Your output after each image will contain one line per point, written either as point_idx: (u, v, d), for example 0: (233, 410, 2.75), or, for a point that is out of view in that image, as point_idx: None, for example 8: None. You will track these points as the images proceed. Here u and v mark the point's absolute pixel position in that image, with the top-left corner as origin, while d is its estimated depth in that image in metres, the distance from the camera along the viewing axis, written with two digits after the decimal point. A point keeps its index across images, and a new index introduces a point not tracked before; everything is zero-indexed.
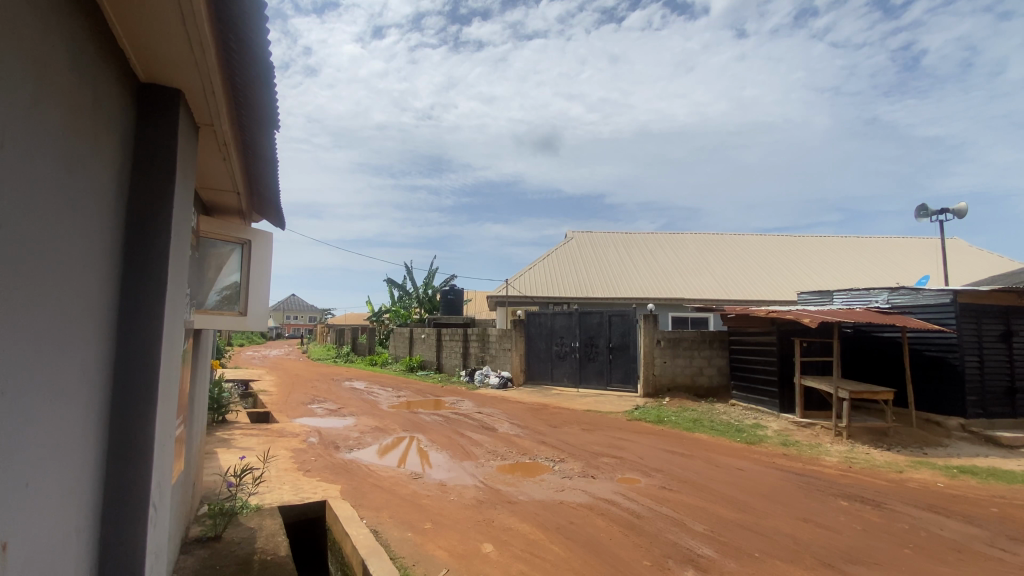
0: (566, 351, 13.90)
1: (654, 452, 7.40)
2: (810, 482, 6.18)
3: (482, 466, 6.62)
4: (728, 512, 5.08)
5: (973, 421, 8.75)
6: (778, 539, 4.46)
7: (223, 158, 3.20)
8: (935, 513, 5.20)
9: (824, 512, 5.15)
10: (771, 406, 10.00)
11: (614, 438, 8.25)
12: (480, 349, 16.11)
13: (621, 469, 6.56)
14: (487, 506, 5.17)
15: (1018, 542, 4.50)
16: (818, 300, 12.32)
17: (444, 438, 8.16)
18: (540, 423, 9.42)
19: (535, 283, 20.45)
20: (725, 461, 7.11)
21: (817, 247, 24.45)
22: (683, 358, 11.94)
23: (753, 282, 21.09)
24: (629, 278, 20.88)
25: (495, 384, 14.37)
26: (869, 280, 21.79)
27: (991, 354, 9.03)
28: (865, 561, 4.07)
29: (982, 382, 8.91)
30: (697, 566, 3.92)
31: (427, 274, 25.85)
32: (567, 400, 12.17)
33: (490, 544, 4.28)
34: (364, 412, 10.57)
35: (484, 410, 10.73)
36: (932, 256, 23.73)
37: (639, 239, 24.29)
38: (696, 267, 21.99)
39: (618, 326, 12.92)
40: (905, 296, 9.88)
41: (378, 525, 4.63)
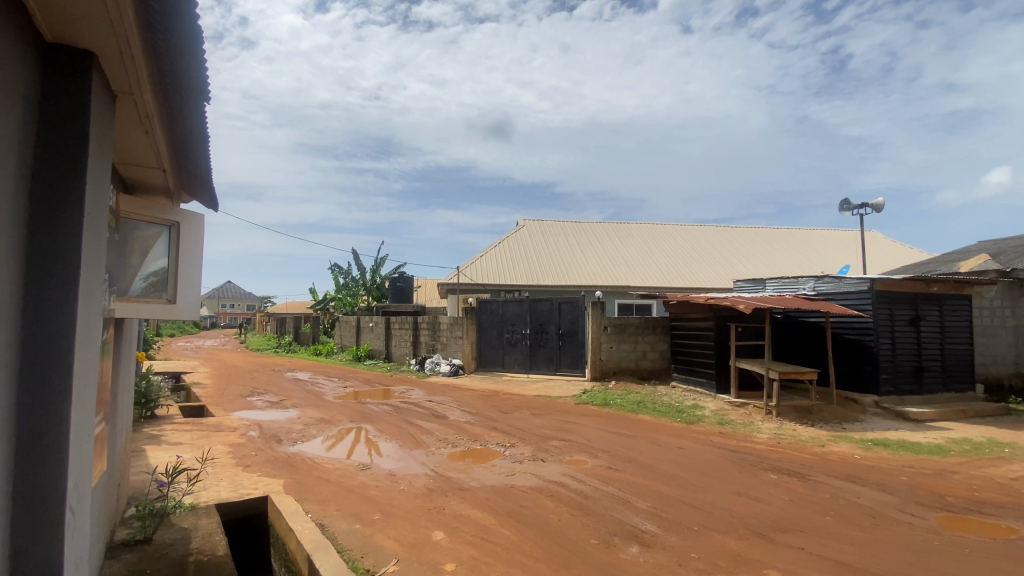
0: (517, 338, 14.00)
1: (601, 434, 7.64)
2: (744, 458, 6.58)
3: (432, 454, 6.60)
4: (669, 489, 5.34)
5: (885, 398, 9.62)
6: (715, 512, 4.74)
7: (146, 132, 2.95)
8: (852, 482, 5.69)
9: (757, 485, 5.51)
10: (709, 388, 10.55)
11: (563, 422, 8.43)
12: (431, 337, 15.93)
13: (569, 451, 6.73)
14: (437, 494, 5.16)
15: (923, 507, 5.01)
16: (753, 288, 13.06)
17: (393, 428, 8.04)
18: (490, 410, 9.48)
19: (486, 270, 20.43)
20: (667, 440, 7.44)
21: (752, 237, 25.84)
22: (628, 343, 12.33)
23: (694, 271, 22.06)
24: (579, 266, 21.27)
25: (445, 372, 14.29)
26: (799, 269, 23.33)
27: (902, 337, 9.92)
28: (792, 529, 4.40)
29: (894, 362, 9.79)
30: (641, 542, 4.10)
31: (374, 261, 25.23)
32: (517, 386, 12.31)
33: (441, 531, 4.28)
34: (309, 404, 10.24)
35: (435, 399, 10.66)
36: (853, 247, 25.73)
37: (588, 228, 24.75)
38: (642, 256, 22.71)
39: (567, 313, 13.17)
40: (829, 284, 10.65)
41: (324, 518, 4.51)
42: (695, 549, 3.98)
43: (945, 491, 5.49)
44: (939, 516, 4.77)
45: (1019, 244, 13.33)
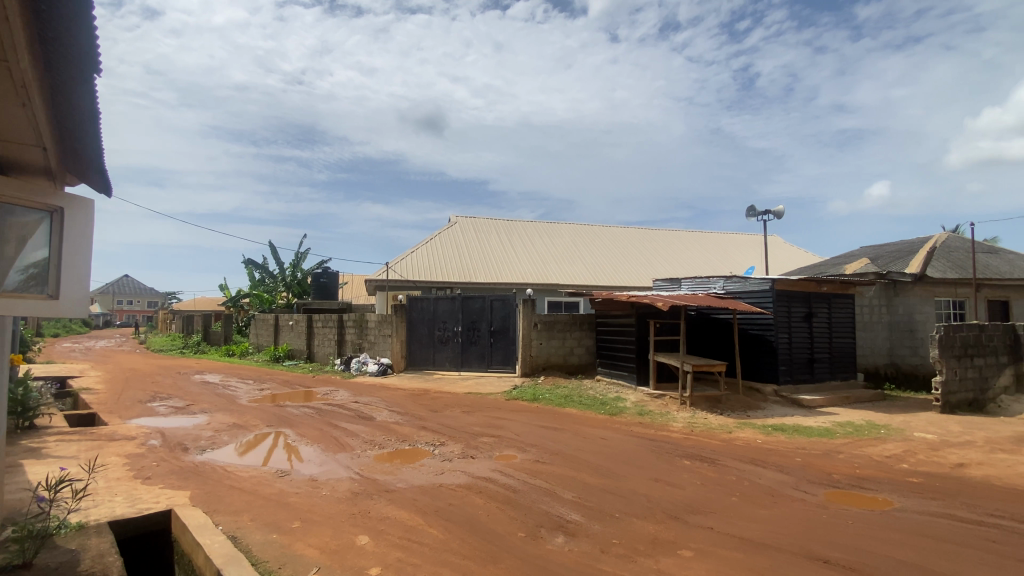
0: (448, 335, 13.85)
1: (530, 429, 7.77)
2: (662, 446, 7.00)
3: (357, 457, 6.37)
4: (593, 479, 5.54)
5: (783, 387, 10.63)
6: (634, 498, 4.99)
7: (20, 105, 2.58)
8: (755, 465, 6.23)
9: (672, 471, 5.88)
10: (630, 380, 11.08)
11: (493, 418, 8.47)
12: (357, 335, 15.36)
13: (498, 447, 6.78)
14: (362, 497, 4.99)
15: (814, 484, 5.59)
16: (671, 287, 13.87)
17: (315, 431, 7.67)
18: (419, 409, 9.32)
19: (416, 267, 20.09)
20: (592, 432, 7.73)
21: (671, 239, 27.47)
22: (557, 338, 12.65)
23: (619, 270, 23.05)
24: (510, 264, 21.46)
25: (372, 372, 13.85)
26: (711, 270, 25.13)
27: (798, 332, 11.00)
28: (703, 510, 4.72)
29: (791, 354, 10.84)
30: (566, 531, 4.22)
31: (296, 256, 23.94)
32: (447, 384, 12.20)
33: (365, 535, 4.15)
34: (221, 408, 9.49)
35: (361, 399, 10.31)
36: (757, 250, 28.14)
37: (519, 226, 25.07)
38: (571, 255, 23.36)
39: (499, 310, 13.26)
40: (736, 283, 11.54)
41: (236, 530, 4.21)
42: (615, 536, 4.16)
43: (832, 469, 6.17)
44: (827, 492, 5.35)
45: (892, 250, 15.25)
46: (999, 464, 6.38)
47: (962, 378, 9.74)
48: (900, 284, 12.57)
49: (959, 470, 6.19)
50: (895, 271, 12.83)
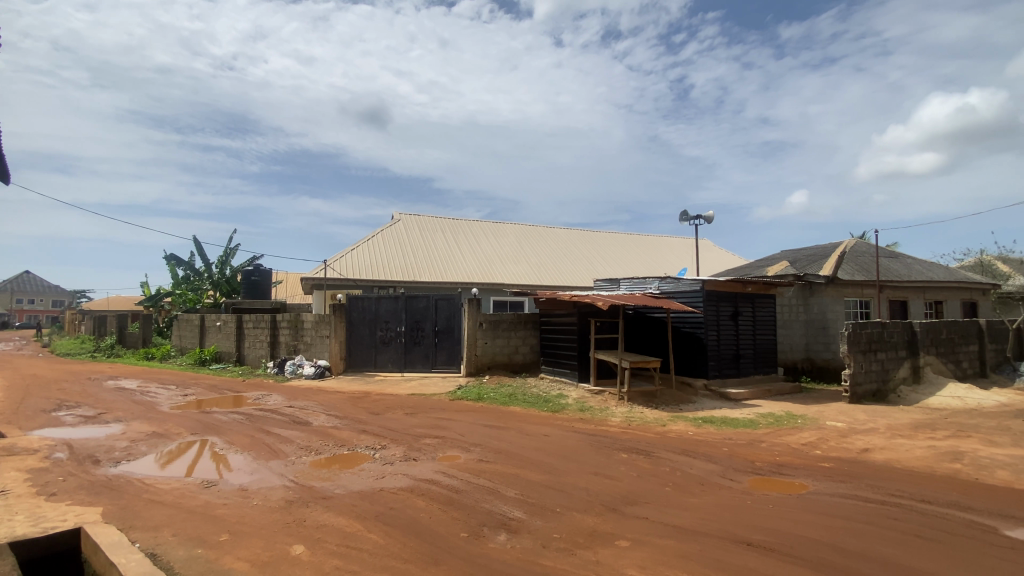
0: (390, 336, 13.54)
1: (474, 428, 7.76)
2: (602, 441, 7.21)
3: (292, 464, 6.09)
4: (535, 475, 5.62)
5: (713, 381, 11.28)
6: (574, 493, 5.12)
7: None
8: (687, 456, 6.57)
9: (611, 465, 6.08)
10: (572, 378, 11.33)
11: (436, 419, 8.39)
12: (292, 337, 14.64)
13: (441, 447, 6.73)
14: (298, 505, 4.78)
15: (739, 472, 5.98)
16: (612, 288, 14.32)
17: (246, 439, 7.24)
18: (359, 412, 9.04)
19: (357, 265, 19.49)
20: (535, 429, 7.84)
21: (611, 241, 28.38)
22: (502, 338, 12.71)
23: (562, 270, 23.50)
24: (454, 263, 21.30)
25: (309, 375, 13.27)
26: (649, 272, 26.21)
27: (726, 330, 11.71)
28: (639, 501, 4.92)
29: (720, 350, 11.53)
30: (508, 529, 4.26)
31: (224, 252, 22.57)
32: (389, 386, 11.92)
33: (300, 545, 3.97)
34: (138, 416, 8.75)
35: (296, 404, 9.87)
36: (690, 253, 29.66)
37: (464, 225, 24.95)
38: (515, 255, 23.52)
39: (444, 310, 13.14)
40: (671, 284, 12.11)
41: (156, 547, 3.90)
42: (556, 531, 4.24)
43: (755, 458, 6.61)
44: (751, 479, 5.74)
45: (808, 254, 16.58)
46: (897, 449, 7.11)
47: (867, 370, 10.75)
48: (816, 285, 13.68)
49: (864, 455, 6.83)
50: (811, 274, 13.96)
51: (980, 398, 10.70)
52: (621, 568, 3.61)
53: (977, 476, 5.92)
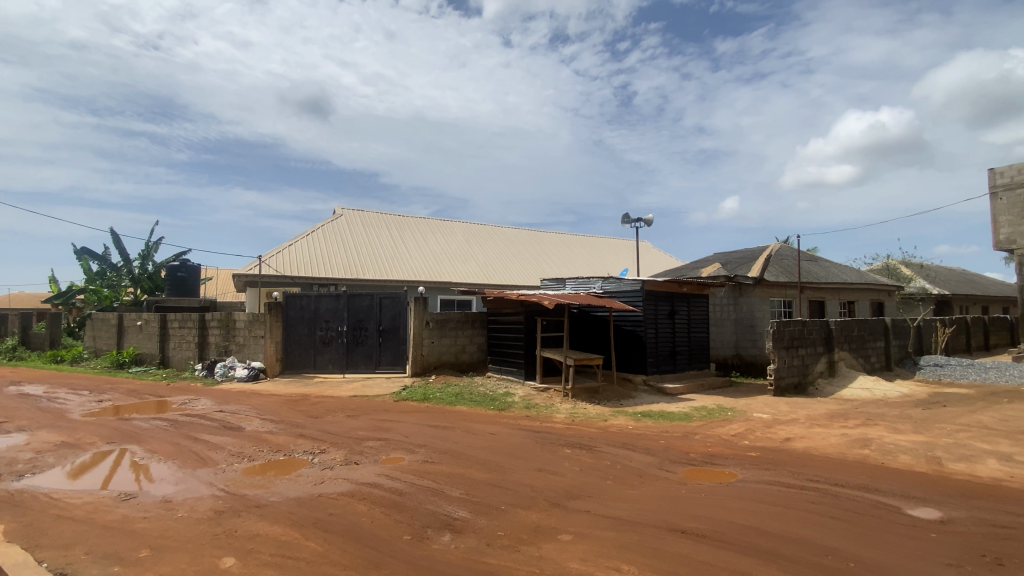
0: (331, 335, 13.07)
1: (418, 429, 7.65)
2: (546, 437, 7.32)
3: (222, 472, 5.75)
4: (480, 474, 5.63)
5: (652, 377, 11.76)
6: (519, 490, 5.17)
7: None
8: (627, 449, 6.81)
9: (555, 461, 6.19)
10: (518, 376, 11.43)
11: (380, 421, 8.19)
12: (223, 338, 13.79)
13: (385, 449, 6.59)
14: (228, 515, 4.52)
15: (674, 463, 6.28)
16: (557, 286, 14.57)
17: (171, 447, 6.75)
18: (297, 416, 8.67)
19: (296, 261, 18.69)
20: (480, 428, 7.85)
21: (557, 241, 28.87)
22: (448, 337, 12.60)
23: (508, 268, 23.66)
24: (400, 260, 20.88)
25: (242, 378, 12.54)
26: (592, 272, 26.92)
27: (664, 328, 12.25)
28: (582, 495, 5.05)
29: (658, 347, 12.04)
30: (453, 529, 4.24)
31: (147, 246, 20.98)
32: (330, 388, 11.52)
33: (231, 557, 3.77)
34: (45, 424, 7.95)
35: (228, 408, 9.32)
36: (632, 254, 30.75)
37: (410, 222, 24.52)
38: (462, 253, 23.40)
39: (388, 309, 12.86)
40: (613, 284, 12.50)
41: (65, 568, 3.56)
42: (501, 528, 4.27)
43: (690, 449, 6.95)
44: (686, 469, 6.03)
45: (738, 257, 17.66)
46: (814, 437, 7.73)
47: (789, 365, 11.59)
48: (745, 286, 14.60)
49: (786, 444, 7.37)
50: (741, 275, 14.87)
51: (885, 389, 11.82)
52: (563, 562, 3.69)
53: (881, 460, 6.54)
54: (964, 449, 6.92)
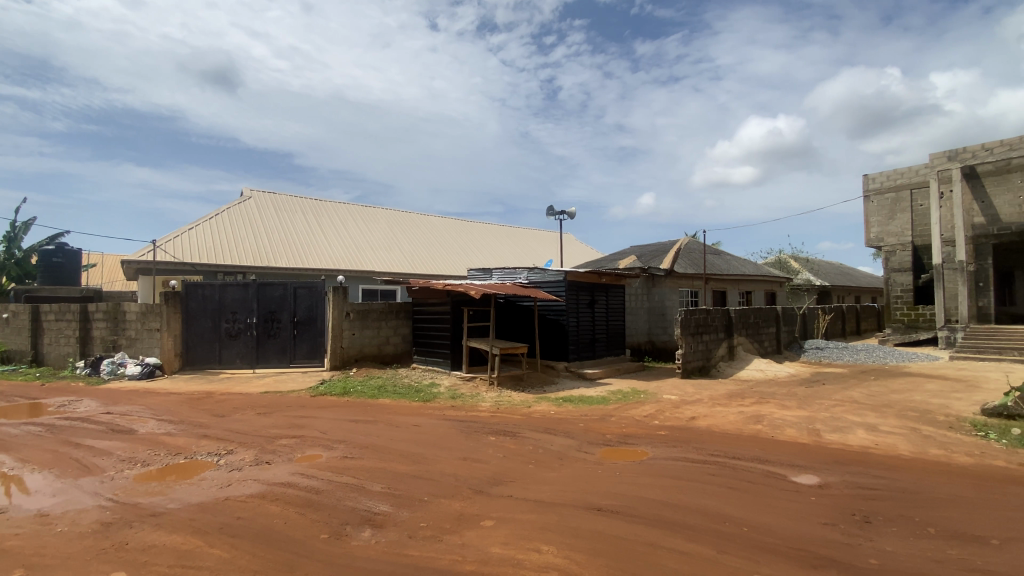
0: (239, 328, 12.14)
1: (337, 425, 7.34)
2: (471, 426, 7.34)
3: (110, 480, 5.16)
4: (403, 466, 5.53)
5: (573, 364, 12.19)
6: (442, 480, 5.14)
7: None
8: (548, 434, 7.01)
9: (479, 449, 6.22)
10: (444, 367, 11.34)
11: (295, 418, 7.76)
12: (111, 331, 12.34)
13: (300, 447, 6.26)
14: (119, 527, 4.07)
15: (593, 445, 6.56)
16: (482, 276, 14.58)
17: (46, 455, 5.93)
18: (200, 415, 7.97)
19: (197, 247, 17.11)
20: (404, 420, 7.70)
21: (483, 231, 28.85)
22: (370, 329, 12.18)
23: (433, 257, 23.29)
24: (318, 247, 19.81)
25: (134, 375, 11.25)
26: (518, 262, 27.25)
27: (584, 317, 12.73)
28: (505, 481, 5.14)
29: (579, 335, 12.50)
30: (373, 524, 4.13)
31: (12, 229, 18.24)
32: (239, 384, 10.72)
33: (121, 571, 3.40)
34: None
35: (117, 409, 8.36)
36: (555, 245, 31.50)
37: (329, 207, 23.32)
38: (385, 241, 22.66)
39: (304, 299, 12.18)
40: (538, 274, 12.74)
41: None
42: (423, 520, 4.22)
43: (607, 431, 7.29)
44: (604, 450, 6.33)
45: (653, 250, 18.71)
46: (716, 416, 8.43)
47: (696, 350, 12.53)
48: (658, 277, 15.52)
49: (692, 422, 7.97)
50: (655, 267, 15.78)
51: (775, 370, 13.16)
52: (486, 548, 3.73)
53: (772, 434, 7.27)
54: (838, 422, 7.90)
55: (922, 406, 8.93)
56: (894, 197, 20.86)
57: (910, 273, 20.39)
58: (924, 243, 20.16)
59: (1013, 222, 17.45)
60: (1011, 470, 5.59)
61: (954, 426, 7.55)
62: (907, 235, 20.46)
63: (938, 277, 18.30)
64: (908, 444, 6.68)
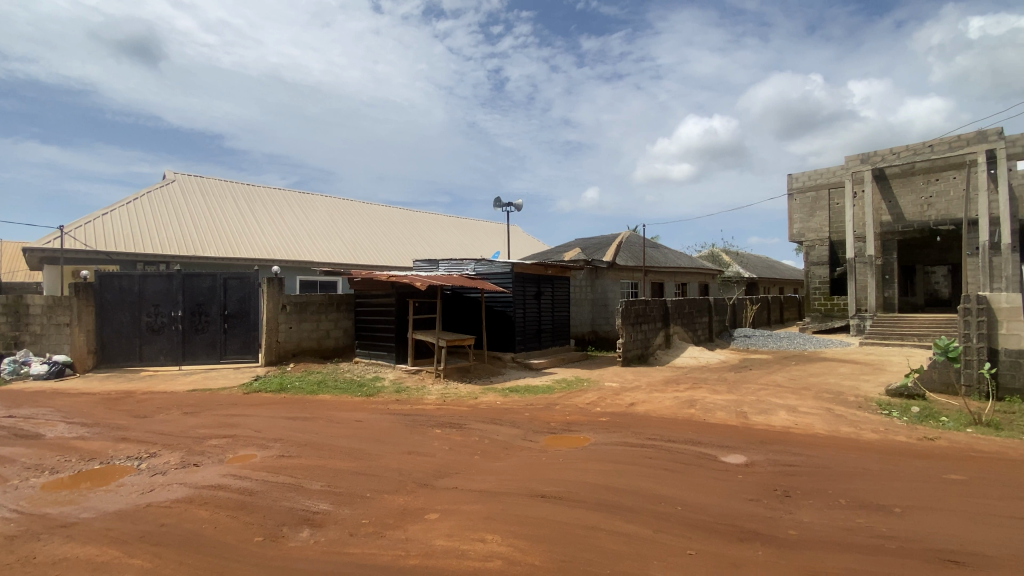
0: (162, 322, 11.30)
1: (273, 422, 7.03)
2: (416, 419, 7.25)
3: (12, 490, 4.66)
4: (345, 463, 5.38)
5: (519, 355, 12.32)
6: (385, 475, 5.04)
7: None
8: (494, 424, 7.06)
9: (424, 442, 6.16)
10: (389, 360, 11.11)
11: (227, 417, 7.34)
12: (11, 327, 11.09)
13: (232, 447, 5.94)
14: (24, 540, 3.70)
15: (537, 433, 6.68)
16: (428, 267, 14.38)
17: None
18: (118, 417, 7.34)
19: (112, 234, 15.70)
20: (345, 416, 7.48)
21: (428, 221, 28.40)
22: (309, 322, 11.71)
23: (377, 248, 22.68)
24: (251, 236, 18.74)
25: (40, 376, 10.06)
26: (463, 253, 27.07)
27: (531, 308, 12.87)
28: (450, 473, 5.13)
29: (525, 326, 12.63)
30: (313, 524, 3.99)
31: None
32: (163, 382, 9.98)
33: None
34: None
35: (18, 412, 7.55)
36: (502, 237, 31.55)
37: (263, 193, 22.09)
38: (324, 230, 21.80)
39: (235, 291, 11.51)
40: (485, 266, 12.73)
41: None
42: (365, 517, 4.13)
43: (551, 419, 7.43)
44: (548, 438, 6.45)
45: (596, 243, 19.19)
46: (654, 401, 8.81)
47: (635, 339, 13.02)
48: (600, 269, 15.94)
49: (632, 408, 8.29)
50: (597, 260, 16.19)
51: (708, 357, 13.92)
52: (430, 541, 3.70)
53: (704, 417, 7.71)
54: (763, 404, 8.49)
55: (835, 388, 9.76)
56: (814, 196, 22.49)
57: (827, 267, 22.13)
58: (839, 239, 21.97)
59: (914, 220, 19.40)
60: (909, 444, 6.24)
61: (863, 406, 8.33)
62: (825, 231, 22.16)
63: (851, 270, 19.97)
64: (824, 424, 7.29)
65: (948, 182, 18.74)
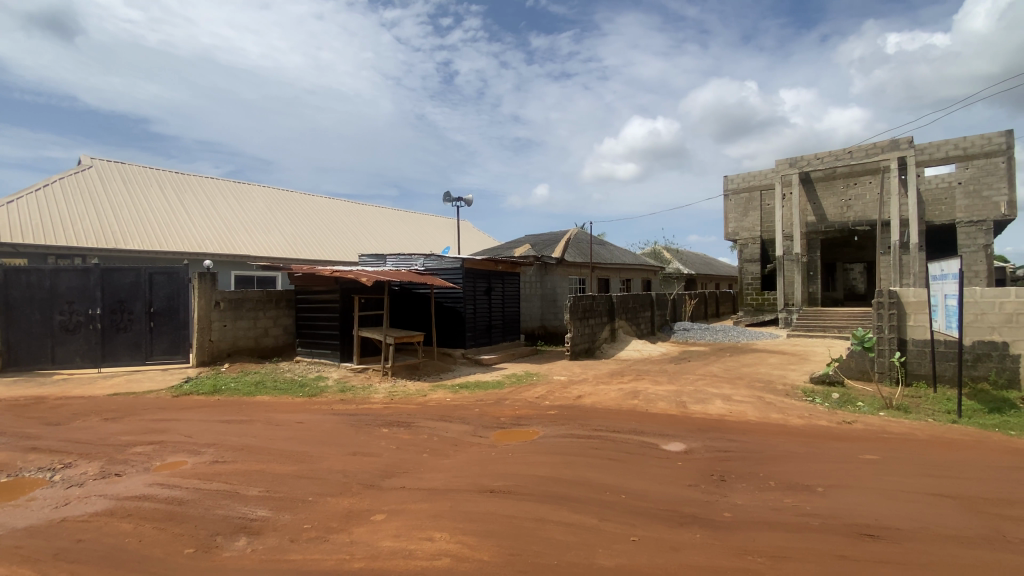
0: (77, 321, 10.36)
1: (206, 427, 6.62)
2: (361, 419, 7.06)
3: None
4: (286, 467, 5.16)
5: (468, 350, 12.27)
6: (329, 477, 4.88)
7: None
8: (443, 421, 7.00)
9: (370, 442, 6.01)
10: (333, 359, 10.75)
11: (154, 422, 6.83)
12: None
13: (160, 454, 5.54)
14: None
15: (486, 428, 6.69)
16: (375, 262, 13.99)
17: None
18: (25, 425, 6.64)
19: (17, 223, 14.18)
20: (286, 417, 7.17)
21: (375, 215, 27.66)
22: (245, 320, 11.12)
23: (320, 241, 21.86)
24: (181, 228, 17.53)
25: None
26: (411, 248, 26.59)
27: (480, 304, 12.83)
28: (398, 472, 5.03)
29: (475, 321, 12.59)
30: (250, 532, 3.81)
31: None
32: (79, 386, 9.14)
33: None
34: None
35: None
36: (451, 232, 31.26)
37: (194, 182, 20.71)
38: (263, 222, 20.73)
39: (162, 287, 10.76)
40: (434, 261, 12.57)
41: None
42: (307, 521, 3.98)
43: (500, 414, 7.46)
44: (497, 433, 6.47)
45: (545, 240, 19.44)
46: (600, 394, 9.05)
47: (583, 334, 13.31)
48: (549, 265, 16.15)
49: (579, 401, 8.47)
50: (546, 256, 16.40)
51: (650, 350, 14.46)
52: (376, 543, 3.62)
53: (647, 408, 8.00)
54: (701, 394, 8.91)
55: (766, 378, 10.41)
56: (748, 197, 23.83)
57: (758, 263, 23.52)
58: (769, 237, 23.41)
59: (836, 221, 21.02)
60: (830, 428, 6.76)
61: (790, 393, 8.94)
62: (757, 230, 23.54)
63: (780, 267, 21.34)
64: (756, 411, 7.76)
65: (865, 186, 20.42)
